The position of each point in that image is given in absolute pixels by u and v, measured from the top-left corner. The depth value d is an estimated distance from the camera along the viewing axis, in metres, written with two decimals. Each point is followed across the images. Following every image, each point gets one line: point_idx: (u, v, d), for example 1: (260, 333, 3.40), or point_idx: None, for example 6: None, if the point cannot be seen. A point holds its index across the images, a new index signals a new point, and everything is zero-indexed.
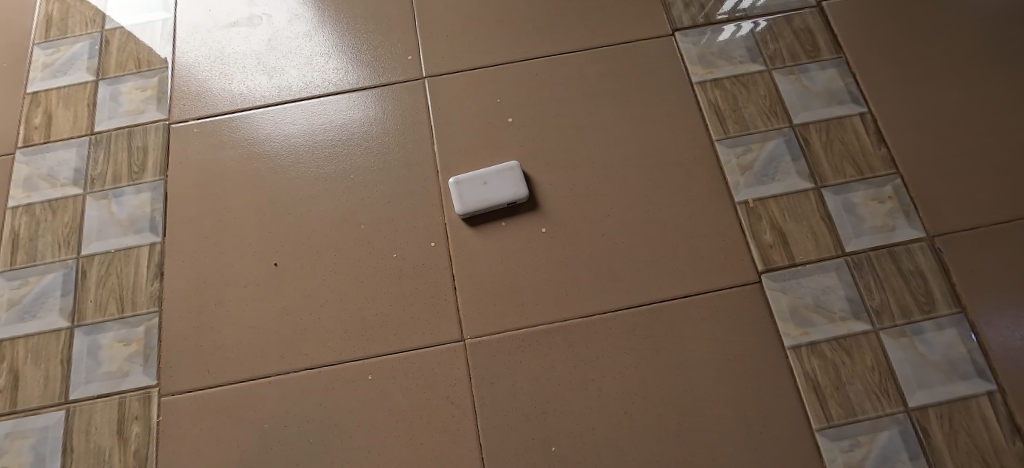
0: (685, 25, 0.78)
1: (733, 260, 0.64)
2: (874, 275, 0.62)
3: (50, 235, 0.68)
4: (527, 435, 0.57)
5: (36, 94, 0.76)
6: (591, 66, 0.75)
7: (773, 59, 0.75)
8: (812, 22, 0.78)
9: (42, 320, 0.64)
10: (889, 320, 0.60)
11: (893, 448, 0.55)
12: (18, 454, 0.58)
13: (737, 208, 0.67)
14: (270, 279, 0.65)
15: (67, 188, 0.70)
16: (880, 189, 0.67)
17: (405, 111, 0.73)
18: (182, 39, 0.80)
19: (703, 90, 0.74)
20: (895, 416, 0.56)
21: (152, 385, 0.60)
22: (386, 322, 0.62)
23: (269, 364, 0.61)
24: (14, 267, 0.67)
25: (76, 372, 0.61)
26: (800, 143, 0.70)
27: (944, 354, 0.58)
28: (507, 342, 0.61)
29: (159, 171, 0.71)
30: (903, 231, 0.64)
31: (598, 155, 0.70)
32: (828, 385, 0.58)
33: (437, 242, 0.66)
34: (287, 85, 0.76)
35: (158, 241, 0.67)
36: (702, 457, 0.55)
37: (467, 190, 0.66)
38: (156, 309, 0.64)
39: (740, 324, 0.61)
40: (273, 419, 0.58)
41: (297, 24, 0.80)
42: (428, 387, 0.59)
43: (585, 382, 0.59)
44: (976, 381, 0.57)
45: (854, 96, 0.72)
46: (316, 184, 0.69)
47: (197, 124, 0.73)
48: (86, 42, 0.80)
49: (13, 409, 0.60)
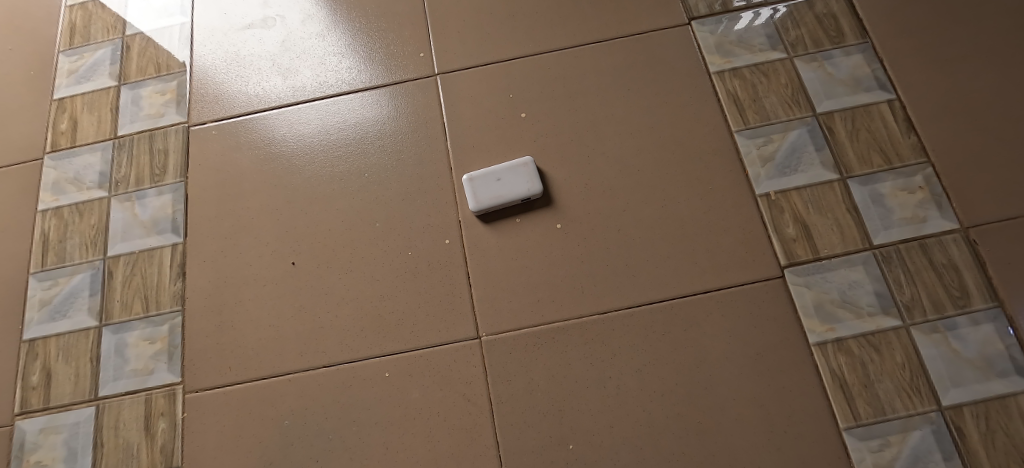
0: (702, 13, 0.76)
1: (755, 255, 0.62)
2: (904, 269, 0.60)
3: (78, 237, 0.70)
4: (545, 433, 0.56)
5: (62, 100, 0.79)
6: (605, 59, 0.74)
7: (794, 47, 0.73)
8: (836, 6, 0.75)
9: (71, 320, 0.66)
10: (921, 315, 0.58)
11: (925, 449, 0.53)
12: (52, 448, 0.60)
13: (758, 201, 0.65)
14: (288, 278, 0.65)
15: (93, 190, 0.72)
16: (909, 179, 0.64)
17: (419, 108, 0.73)
18: (198, 42, 0.81)
19: (721, 80, 0.72)
20: (928, 415, 0.54)
21: (176, 382, 0.62)
22: (402, 320, 0.62)
23: (289, 362, 0.62)
24: (45, 268, 0.69)
25: (105, 369, 0.63)
26: (824, 132, 0.67)
27: (979, 351, 0.56)
28: (524, 339, 0.60)
29: (179, 172, 0.72)
30: (935, 222, 0.62)
31: (614, 150, 0.69)
32: (855, 383, 0.56)
33: (451, 239, 0.66)
34: (301, 85, 0.76)
35: (180, 241, 0.69)
36: (723, 457, 0.54)
37: (480, 186, 0.66)
38: (178, 308, 0.65)
39: (762, 320, 0.59)
40: (294, 416, 0.59)
41: (310, 24, 0.80)
42: (444, 384, 0.59)
43: (604, 380, 0.58)
44: (1015, 378, 0.54)
45: (882, 82, 0.70)
46: (332, 183, 0.70)
47: (216, 126, 0.75)
48: (108, 48, 0.82)
49: (47, 405, 0.62)
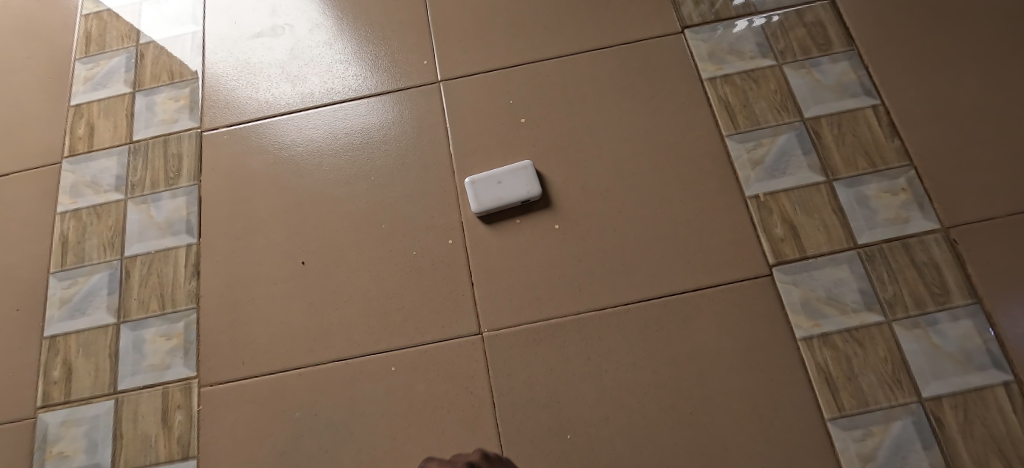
0: (695, 21, 0.79)
1: (744, 254, 0.65)
2: (887, 267, 0.63)
3: (96, 238, 0.73)
4: (544, 424, 0.59)
5: (78, 106, 0.81)
6: (602, 66, 0.77)
7: (783, 54, 0.76)
8: (824, 15, 0.78)
9: (90, 317, 0.69)
10: (903, 311, 0.61)
11: (905, 438, 0.55)
12: (74, 440, 0.63)
13: (748, 203, 0.67)
14: (298, 277, 0.68)
15: (110, 193, 0.75)
16: (893, 181, 0.67)
17: (423, 114, 0.76)
18: (209, 50, 0.84)
19: (713, 86, 0.74)
20: (908, 406, 0.57)
21: (192, 376, 0.65)
22: (407, 317, 0.65)
23: (300, 357, 0.64)
24: (64, 268, 0.72)
25: (123, 364, 0.66)
26: (812, 136, 0.70)
27: (958, 345, 0.59)
28: (524, 335, 0.63)
29: (193, 176, 0.75)
30: (918, 223, 0.64)
31: (610, 154, 0.71)
32: (839, 376, 0.59)
33: (454, 240, 0.68)
34: (310, 92, 0.79)
35: (194, 242, 0.71)
36: (713, 446, 0.57)
37: (482, 189, 0.69)
38: (193, 306, 0.68)
39: (751, 316, 0.62)
40: (305, 409, 0.62)
41: (317, 33, 0.83)
42: (448, 377, 0.62)
43: (600, 374, 0.61)
44: (992, 371, 0.57)
45: (867, 88, 0.72)
46: (339, 186, 0.73)
47: (227, 131, 0.77)
48: (123, 56, 0.85)
49: (68, 399, 0.65)
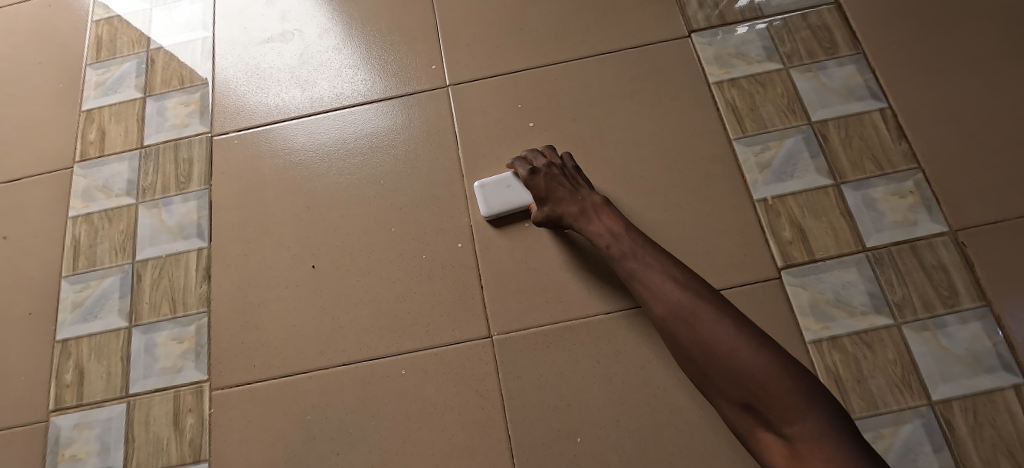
0: (701, 26, 0.79)
1: (753, 257, 0.65)
2: (896, 270, 0.63)
3: (107, 242, 0.73)
4: (554, 427, 0.60)
5: (90, 112, 0.82)
6: (609, 70, 0.77)
7: (790, 58, 0.76)
8: (829, 19, 0.78)
9: (102, 321, 0.69)
10: (911, 313, 0.61)
11: (915, 441, 0.55)
12: (87, 443, 0.64)
13: (756, 206, 0.68)
14: (308, 281, 0.69)
15: (121, 197, 0.76)
16: (901, 184, 0.67)
17: (431, 117, 0.77)
18: (219, 56, 0.85)
19: (720, 90, 0.75)
20: (918, 409, 0.57)
21: (203, 380, 0.65)
22: (417, 320, 0.65)
23: (310, 360, 0.65)
24: (76, 272, 0.72)
25: (135, 367, 0.66)
26: (819, 140, 0.70)
27: (968, 347, 0.59)
28: (534, 338, 0.63)
29: (204, 180, 0.76)
30: (926, 226, 0.65)
31: (618, 157, 0.72)
32: (849, 379, 0.59)
33: (463, 243, 0.69)
34: (319, 96, 0.80)
35: (205, 246, 0.72)
36: (722, 448, 0.57)
37: (491, 193, 0.69)
38: (204, 309, 0.69)
39: (760, 319, 0.62)
40: (316, 411, 0.62)
41: (326, 38, 0.84)
42: (458, 380, 0.62)
43: (610, 376, 0.61)
44: (1002, 374, 0.57)
45: (874, 92, 0.73)
46: (349, 189, 0.73)
47: (237, 136, 0.78)
48: (133, 62, 0.85)
49: (80, 402, 0.66)
